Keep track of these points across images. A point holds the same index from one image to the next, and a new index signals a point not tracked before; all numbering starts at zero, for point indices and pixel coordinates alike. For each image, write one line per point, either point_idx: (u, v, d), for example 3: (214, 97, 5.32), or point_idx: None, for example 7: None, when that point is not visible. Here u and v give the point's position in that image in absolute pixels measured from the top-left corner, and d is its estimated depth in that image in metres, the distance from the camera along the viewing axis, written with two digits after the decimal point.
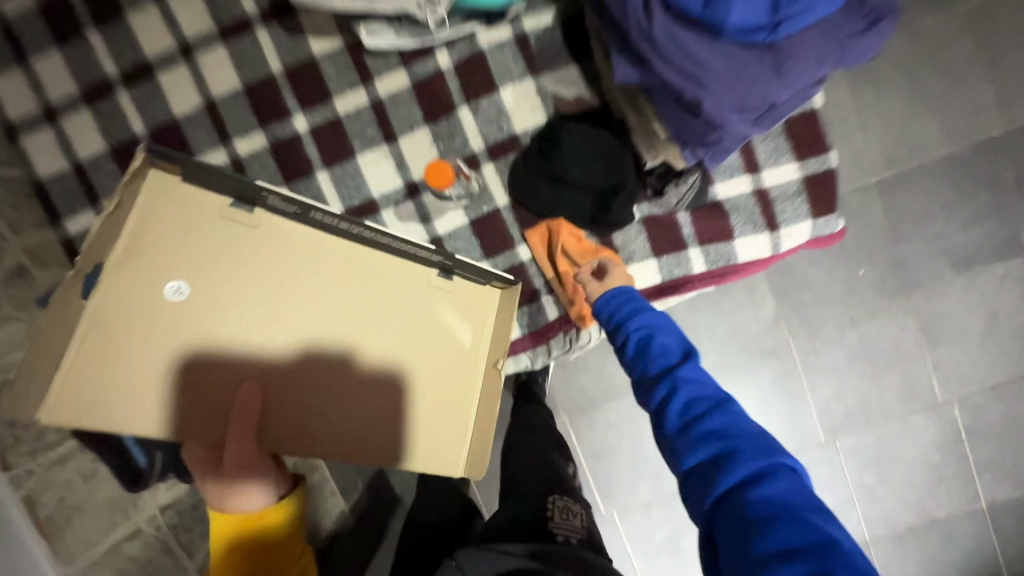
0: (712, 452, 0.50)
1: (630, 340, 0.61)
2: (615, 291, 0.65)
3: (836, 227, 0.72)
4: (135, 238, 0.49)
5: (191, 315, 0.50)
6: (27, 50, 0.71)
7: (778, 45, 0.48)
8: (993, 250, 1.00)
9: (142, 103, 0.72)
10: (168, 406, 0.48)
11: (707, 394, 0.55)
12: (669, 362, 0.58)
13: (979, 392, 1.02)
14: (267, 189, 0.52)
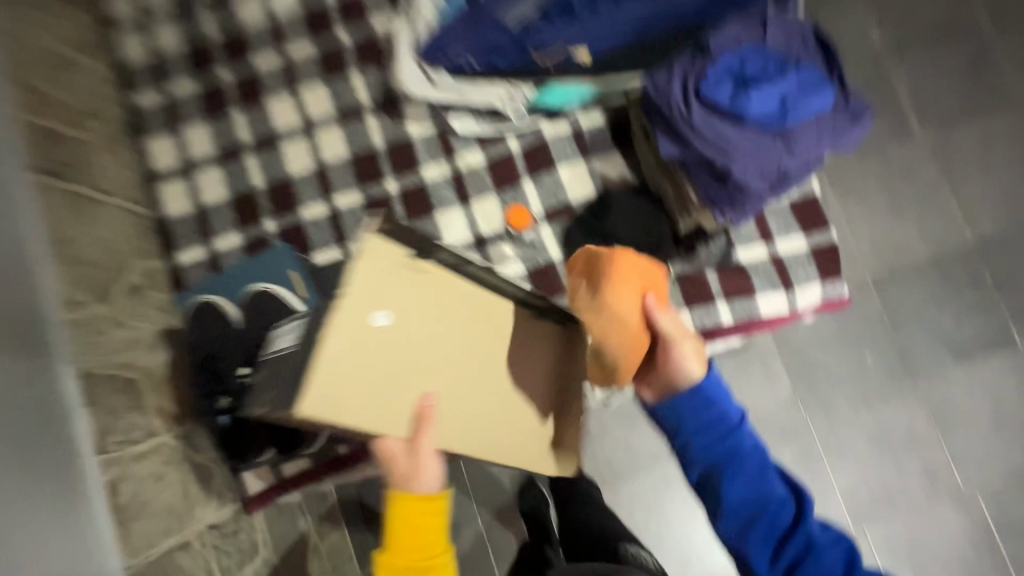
0: (778, 541, 0.56)
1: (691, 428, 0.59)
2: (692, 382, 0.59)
3: (841, 292, 0.84)
4: (357, 269, 0.47)
5: (385, 348, 0.50)
6: (182, 121, 0.90)
7: (788, 129, 0.64)
8: (984, 344, 1.18)
9: (264, 164, 0.89)
10: (361, 430, 0.49)
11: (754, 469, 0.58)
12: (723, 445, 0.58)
13: (1002, 483, 1.13)
14: (444, 244, 0.52)
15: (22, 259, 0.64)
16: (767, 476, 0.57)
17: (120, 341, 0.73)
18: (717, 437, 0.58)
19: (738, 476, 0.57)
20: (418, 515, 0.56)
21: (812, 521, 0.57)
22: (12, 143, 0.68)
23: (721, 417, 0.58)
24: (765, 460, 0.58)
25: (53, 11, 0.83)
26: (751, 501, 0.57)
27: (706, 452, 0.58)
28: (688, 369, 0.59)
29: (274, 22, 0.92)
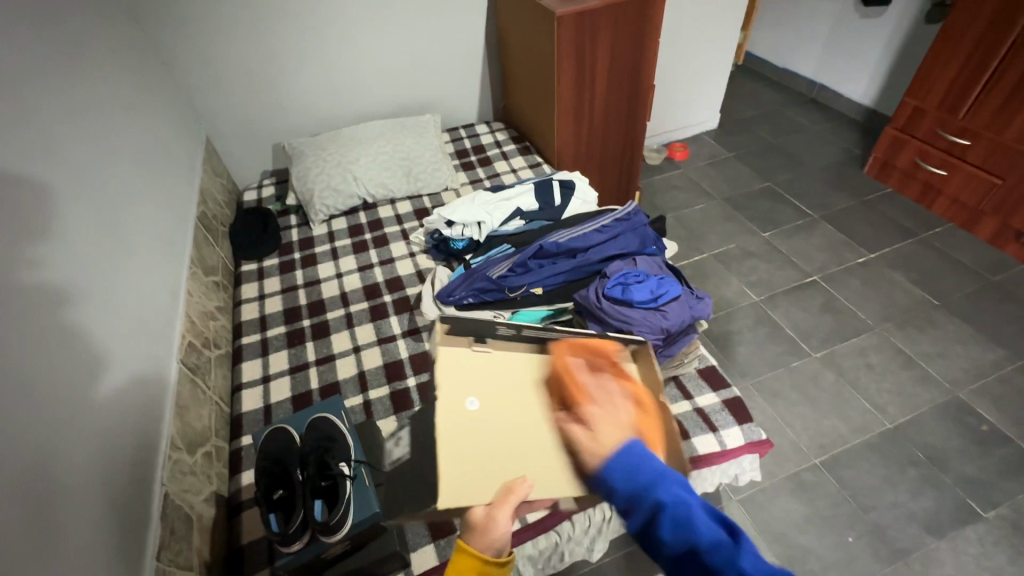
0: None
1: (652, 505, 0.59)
2: (628, 453, 0.64)
3: (760, 435, 1.07)
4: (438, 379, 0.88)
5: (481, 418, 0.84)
6: (269, 350, 1.30)
7: (660, 307, 1.04)
8: (951, 518, 1.31)
9: (321, 373, 1.23)
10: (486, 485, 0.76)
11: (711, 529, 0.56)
12: (676, 512, 0.58)
13: None
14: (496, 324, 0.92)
15: (158, 411, 0.92)
16: (690, 525, 0.56)
17: (192, 486, 0.93)
18: (640, 497, 0.60)
19: (670, 530, 0.57)
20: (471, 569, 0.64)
21: (749, 559, 0.53)
22: (173, 346, 1.06)
23: (643, 480, 0.61)
24: (693, 512, 0.58)
25: (211, 290, 1.35)
26: (687, 551, 0.56)
27: (631, 510, 0.61)
28: (597, 446, 0.67)
29: (344, 293, 1.43)
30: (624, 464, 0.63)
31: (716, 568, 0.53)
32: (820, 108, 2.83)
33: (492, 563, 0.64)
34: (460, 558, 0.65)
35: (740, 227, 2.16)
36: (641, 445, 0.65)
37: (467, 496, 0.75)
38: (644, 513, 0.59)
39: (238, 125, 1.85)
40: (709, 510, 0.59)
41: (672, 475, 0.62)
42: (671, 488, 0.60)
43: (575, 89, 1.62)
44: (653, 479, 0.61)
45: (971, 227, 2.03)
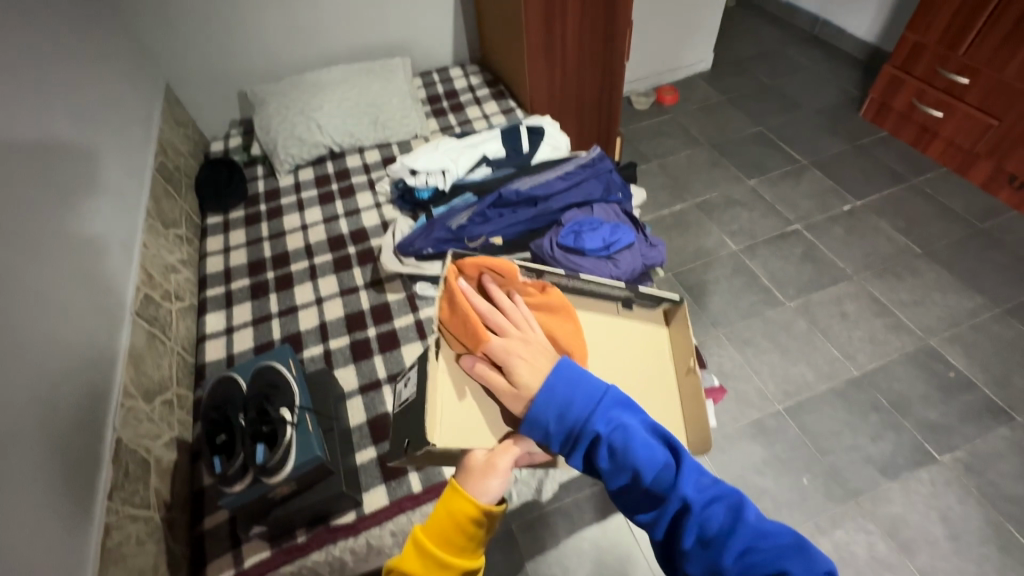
0: (651, 502, 0.53)
1: (599, 445, 0.55)
2: (558, 383, 0.58)
3: (713, 381, 1.07)
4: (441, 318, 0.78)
5: None
6: (233, 302, 1.31)
7: (613, 255, 1.04)
8: (908, 460, 1.33)
9: (284, 324, 1.24)
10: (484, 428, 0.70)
11: (652, 453, 0.54)
12: (619, 441, 0.55)
13: None
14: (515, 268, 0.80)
15: (109, 362, 0.95)
16: (632, 453, 0.54)
17: (149, 431, 0.96)
18: (577, 434, 0.56)
19: (609, 458, 0.55)
20: (463, 516, 0.61)
21: (689, 481, 0.52)
22: (126, 298, 1.07)
23: (577, 408, 0.56)
24: (634, 437, 0.55)
25: (173, 242, 1.35)
26: (628, 479, 0.54)
27: (570, 448, 0.56)
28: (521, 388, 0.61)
29: (308, 245, 1.42)
30: (549, 396, 0.57)
31: (662, 493, 0.53)
32: (822, 46, 2.67)
33: (486, 509, 0.62)
34: (451, 498, 0.63)
35: (725, 174, 2.09)
36: (573, 369, 0.59)
37: (464, 438, 0.69)
38: (584, 450, 0.56)
39: (199, 70, 1.78)
40: (652, 430, 0.57)
41: (605, 396, 0.57)
42: (611, 422, 0.55)
43: (544, 24, 1.54)
44: (586, 411, 0.56)
45: (966, 171, 1.95)
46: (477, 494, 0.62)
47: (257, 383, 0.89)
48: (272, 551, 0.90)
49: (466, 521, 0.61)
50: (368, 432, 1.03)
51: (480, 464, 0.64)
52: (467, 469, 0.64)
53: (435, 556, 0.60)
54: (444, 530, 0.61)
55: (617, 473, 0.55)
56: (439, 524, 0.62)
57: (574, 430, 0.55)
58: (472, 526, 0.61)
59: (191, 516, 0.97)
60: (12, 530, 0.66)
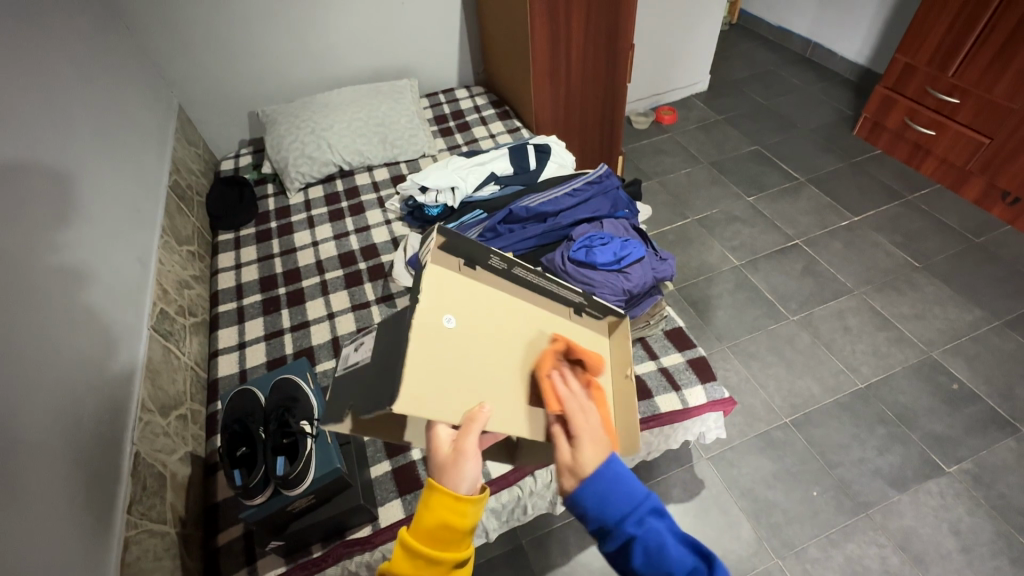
0: None
1: (640, 546, 0.52)
2: (608, 476, 0.54)
3: (723, 393, 1.08)
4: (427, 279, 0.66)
5: (458, 341, 0.65)
6: (245, 318, 1.32)
7: (623, 268, 1.07)
8: (916, 472, 1.34)
9: (296, 338, 1.25)
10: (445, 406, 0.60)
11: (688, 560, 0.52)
12: (654, 542, 0.52)
13: None
14: (494, 252, 0.72)
15: (127, 376, 0.96)
16: (666, 557, 0.52)
17: (164, 446, 0.97)
18: (613, 532, 0.53)
19: (643, 560, 0.52)
20: (446, 511, 0.57)
21: None
22: (143, 313, 1.09)
23: (620, 510, 0.53)
24: (667, 540, 0.52)
25: (186, 258, 1.37)
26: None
27: (602, 540, 0.54)
28: (577, 466, 0.56)
29: (319, 261, 1.44)
30: (596, 489, 0.54)
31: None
32: (814, 67, 2.76)
33: (466, 500, 0.57)
34: (432, 494, 0.57)
35: (725, 191, 2.14)
36: (619, 463, 0.55)
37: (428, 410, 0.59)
38: (618, 544, 0.53)
39: (211, 92, 1.82)
40: (681, 533, 0.54)
41: (644, 498, 0.54)
42: (651, 524, 0.53)
43: (549, 48, 1.59)
44: (625, 511, 0.53)
45: (959, 188, 2.00)
46: (455, 485, 0.57)
47: (277, 396, 0.91)
48: (288, 566, 0.89)
49: (451, 518, 0.57)
50: (382, 445, 1.03)
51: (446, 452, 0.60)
52: (436, 462, 0.60)
53: (418, 554, 0.57)
54: (427, 527, 0.57)
55: (646, 574, 0.52)
56: (421, 523, 0.57)
57: (611, 528, 0.53)
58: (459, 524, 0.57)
59: (204, 533, 0.97)
60: (37, 542, 0.66)
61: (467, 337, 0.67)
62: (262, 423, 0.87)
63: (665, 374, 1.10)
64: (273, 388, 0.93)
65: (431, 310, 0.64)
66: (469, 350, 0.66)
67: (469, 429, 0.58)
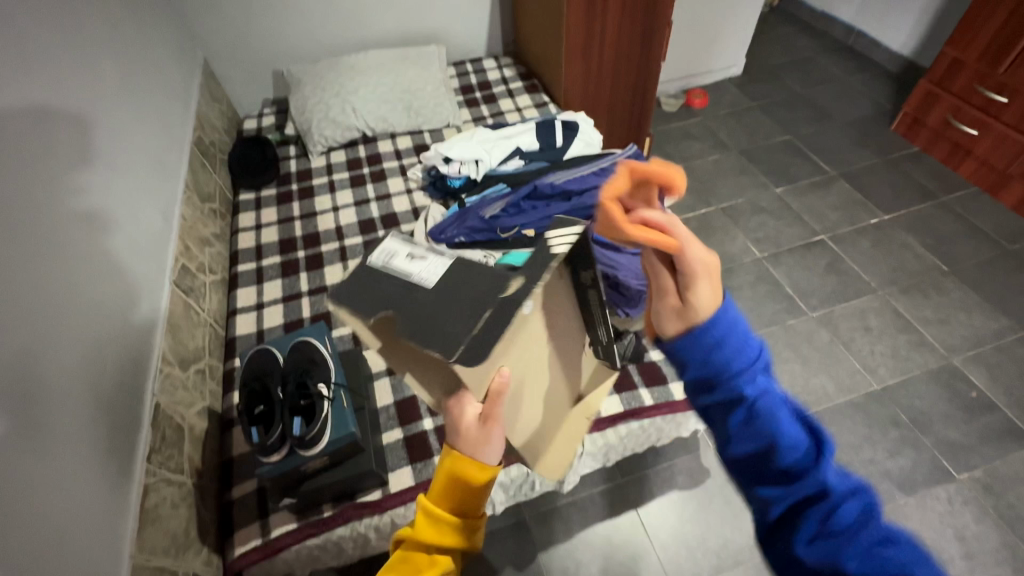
0: (780, 476, 0.49)
1: (746, 405, 0.51)
2: (723, 318, 0.53)
3: None
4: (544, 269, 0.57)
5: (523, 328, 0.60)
6: (263, 279, 1.32)
7: None
8: (925, 477, 1.33)
9: (313, 302, 1.26)
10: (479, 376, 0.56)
11: (794, 429, 0.50)
12: (762, 396, 0.51)
13: None
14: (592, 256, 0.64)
15: (148, 329, 0.97)
16: (774, 419, 0.50)
17: (183, 398, 0.99)
18: (715, 381, 0.52)
19: (745, 422, 0.51)
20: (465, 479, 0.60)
21: (830, 465, 0.48)
22: (165, 267, 1.09)
23: (733, 360, 0.51)
24: (780, 406, 0.51)
25: (207, 216, 1.37)
26: (757, 451, 0.50)
27: (701, 390, 0.53)
28: (689, 307, 0.53)
29: (339, 227, 1.43)
30: (708, 329, 0.52)
31: (797, 471, 0.48)
32: (856, 57, 2.65)
33: (484, 471, 0.61)
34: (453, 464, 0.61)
35: (753, 181, 2.08)
36: (736, 312, 0.54)
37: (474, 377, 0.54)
38: (721, 398, 0.52)
39: (236, 48, 1.79)
40: (794, 407, 0.52)
41: (756, 352, 0.53)
42: (763, 380, 0.52)
43: (584, 21, 1.54)
44: (740, 361, 0.52)
45: (997, 192, 1.93)
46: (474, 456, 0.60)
47: (295, 358, 0.91)
48: (299, 523, 0.91)
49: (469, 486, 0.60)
50: (395, 413, 1.04)
51: (476, 426, 0.60)
52: (461, 435, 0.60)
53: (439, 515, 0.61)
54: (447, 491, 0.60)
55: (746, 427, 0.51)
56: (442, 489, 0.61)
57: (717, 376, 0.51)
58: (477, 489, 0.61)
59: (219, 484, 1.00)
60: (60, 483, 0.68)
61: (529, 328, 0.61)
62: (279, 383, 0.88)
63: None
64: (291, 350, 0.94)
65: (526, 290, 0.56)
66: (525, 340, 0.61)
67: (497, 400, 0.58)
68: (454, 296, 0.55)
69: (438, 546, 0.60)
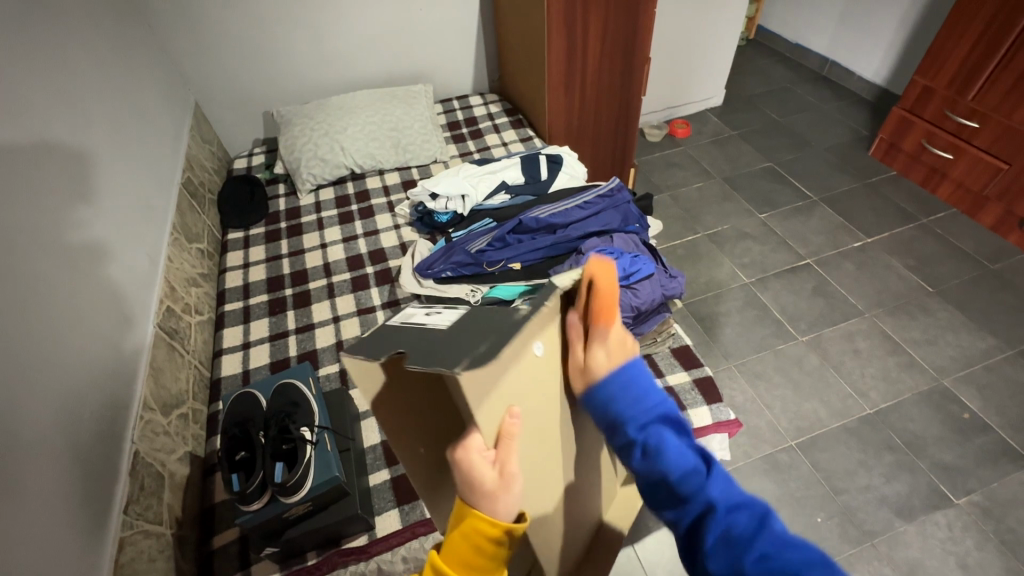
0: (674, 501, 0.49)
1: (647, 444, 0.50)
2: (619, 368, 0.52)
3: (728, 414, 1.06)
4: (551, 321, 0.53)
5: (534, 371, 0.53)
6: (251, 317, 1.32)
7: (633, 284, 1.07)
8: (923, 502, 1.31)
9: (300, 341, 1.25)
10: (485, 400, 0.47)
11: (685, 452, 0.50)
12: (655, 429, 0.50)
13: None
14: None
15: (130, 374, 0.96)
16: (666, 453, 0.49)
17: (164, 445, 0.97)
18: (616, 423, 0.51)
19: (642, 459, 0.50)
20: (484, 539, 0.52)
21: (719, 485, 0.49)
22: (150, 310, 1.09)
23: (625, 405, 0.51)
24: (670, 437, 0.50)
25: (195, 256, 1.37)
26: (657, 480, 0.50)
27: (612, 433, 0.52)
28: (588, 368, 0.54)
29: (327, 263, 1.44)
30: (604, 380, 0.53)
31: (687, 496, 0.48)
32: (831, 86, 2.74)
33: (505, 529, 0.52)
34: (467, 521, 0.53)
35: (737, 207, 2.12)
36: (634, 364, 0.53)
37: (479, 402, 0.47)
38: (625, 435, 0.51)
39: (228, 91, 1.84)
40: (685, 436, 0.52)
41: (654, 392, 0.52)
42: (653, 409, 0.51)
43: (565, 60, 1.59)
44: (634, 404, 0.51)
45: (975, 213, 1.97)
46: (490, 511, 0.53)
47: (280, 402, 0.91)
48: (281, 573, 0.89)
49: (488, 545, 0.52)
50: (382, 453, 1.03)
51: (491, 476, 0.51)
52: (474, 490, 0.51)
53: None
54: (466, 558, 0.53)
55: (643, 461, 0.50)
56: (457, 545, 0.53)
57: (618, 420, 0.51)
58: (500, 550, 0.53)
59: (200, 535, 0.96)
60: (31, 542, 0.66)
61: (544, 374, 0.55)
62: (262, 428, 0.87)
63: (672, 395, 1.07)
64: (275, 392, 0.93)
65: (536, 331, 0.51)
66: (540, 385, 0.55)
67: (509, 444, 0.51)
68: (461, 331, 0.51)
69: None
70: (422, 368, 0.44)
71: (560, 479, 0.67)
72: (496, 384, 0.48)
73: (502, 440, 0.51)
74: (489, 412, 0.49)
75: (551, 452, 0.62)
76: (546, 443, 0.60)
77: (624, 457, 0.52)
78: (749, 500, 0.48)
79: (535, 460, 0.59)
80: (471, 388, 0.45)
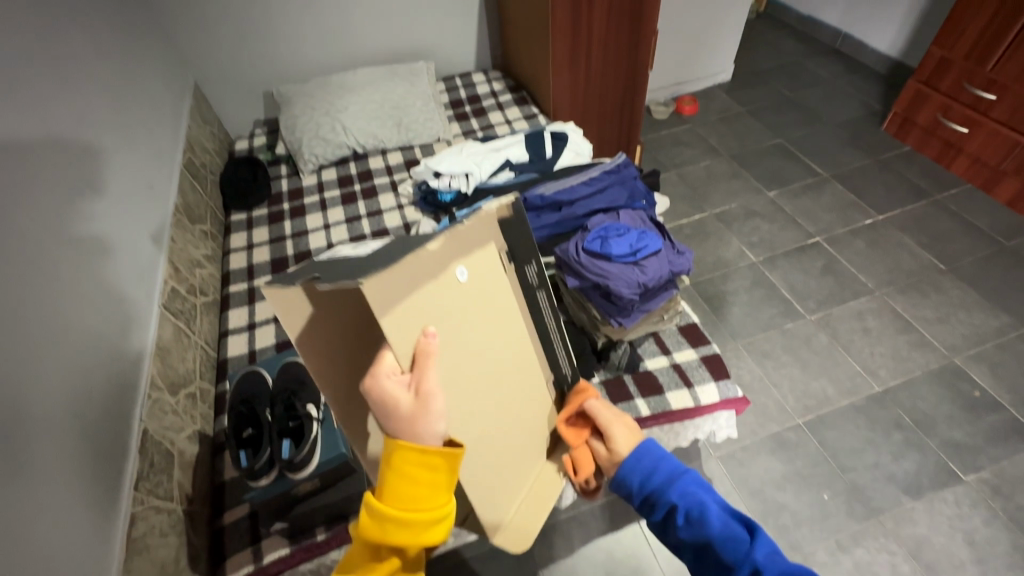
0: (721, 569, 0.54)
1: (686, 516, 0.58)
2: (645, 450, 0.66)
3: (736, 392, 1.05)
4: (465, 253, 0.61)
5: (452, 295, 0.60)
6: (256, 299, 1.32)
7: (640, 261, 1.05)
8: (932, 480, 1.31)
9: None
10: (393, 311, 0.53)
11: (723, 519, 0.57)
12: (690, 499, 0.59)
13: None
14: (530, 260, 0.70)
15: (137, 354, 0.96)
16: (704, 522, 0.57)
17: (173, 423, 0.98)
18: (652, 498, 0.62)
19: (684, 527, 0.58)
20: (413, 465, 0.55)
21: (763, 550, 0.53)
22: (155, 291, 1.09)
23: (657, 481, 0.62)
24: (706, 506, 0.58)
25: (198, 237, 1.37)
26: (701, 546, 0.56)
27: (649, 508, 0.62)
28: (614, 453, 0.68)
29: (330, 244, 1.43)
30: (634, 462, 0.65)
31: (731, 563, 0.54)
32: (844, 60, 2.66)
33: (433, 452, 0.55)
34: (401, 457, 0.54)
35: (746, 185, 2.08)
36: (657, 447, 0.66)
37: (387, 311, 0.53)
38: (659, 506, 0.61)
39: (227, 71, 1.81)
40: (729, 510, 0.58)
41: (684, 471, 0.63)
42: (683, 482, 0.61)
43: (570, 33, 1.54)
44: (666, 481, 0.62)
45: (991, 189, 1.93)
46: (415, 440, 0.55)
47: (285, 379, 0.90)
48: (292, 547, 0.89)
49: (428, 473, 0.55)
50: None
51: (406, 398, 0.54)
52: (391, 415, 0.54)
53: (386, 518, 0.54)
54: (398, 487, 0.54)
55: (680, 526, 0.59)
56: (391, 484, 0.55)
57: (650, 492, 0.62)
58: (432, 471, 0.55)
59: (210, 512, 0.98)
60: (41, 517, 0.66)
61: (462, 301, 0.61)
62: (269, 406, 0.87)
63: (680, 372, 1.08)
64: (280, 371, 0.93)
65: (447, 257, 0.59)
66: (455, 310, 0.61)
67: (424, 360, 0.55)
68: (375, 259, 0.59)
69: (397, 544, 0.54)
70: (333, 283, 0.51)
71: (497, 424, 0.70)
72: (404, 298, 0.54)
73: (416, 360, 0.55)
74: (400, 328, 0.54)
75: (480, 388, 0.66)
76: (471, 377, 0.65)
77: (667, 530, 0.61)
78: (799, 567, 0.51)
79: (460, 392, 0.63)
80: (372, 293, 0.51)
